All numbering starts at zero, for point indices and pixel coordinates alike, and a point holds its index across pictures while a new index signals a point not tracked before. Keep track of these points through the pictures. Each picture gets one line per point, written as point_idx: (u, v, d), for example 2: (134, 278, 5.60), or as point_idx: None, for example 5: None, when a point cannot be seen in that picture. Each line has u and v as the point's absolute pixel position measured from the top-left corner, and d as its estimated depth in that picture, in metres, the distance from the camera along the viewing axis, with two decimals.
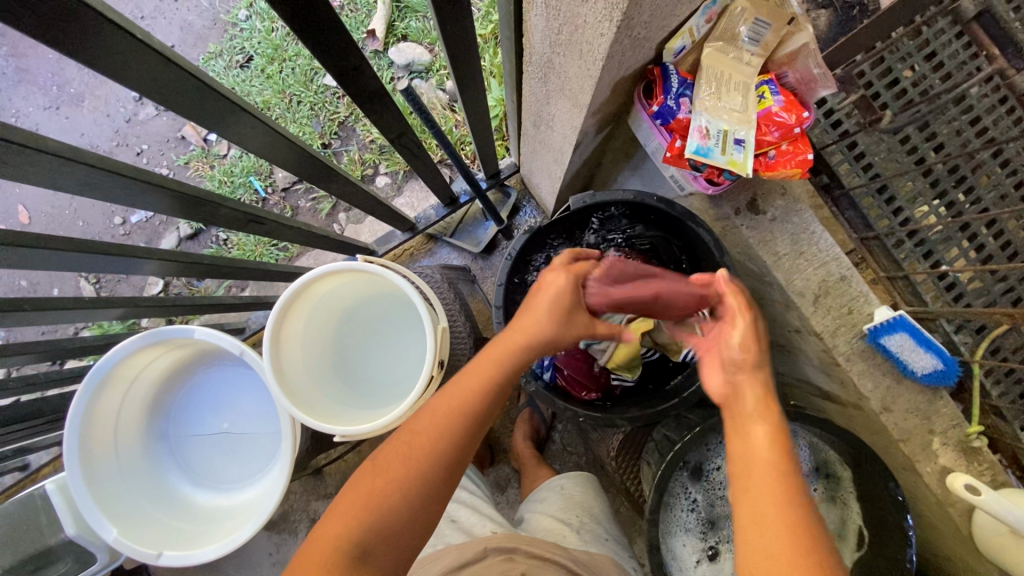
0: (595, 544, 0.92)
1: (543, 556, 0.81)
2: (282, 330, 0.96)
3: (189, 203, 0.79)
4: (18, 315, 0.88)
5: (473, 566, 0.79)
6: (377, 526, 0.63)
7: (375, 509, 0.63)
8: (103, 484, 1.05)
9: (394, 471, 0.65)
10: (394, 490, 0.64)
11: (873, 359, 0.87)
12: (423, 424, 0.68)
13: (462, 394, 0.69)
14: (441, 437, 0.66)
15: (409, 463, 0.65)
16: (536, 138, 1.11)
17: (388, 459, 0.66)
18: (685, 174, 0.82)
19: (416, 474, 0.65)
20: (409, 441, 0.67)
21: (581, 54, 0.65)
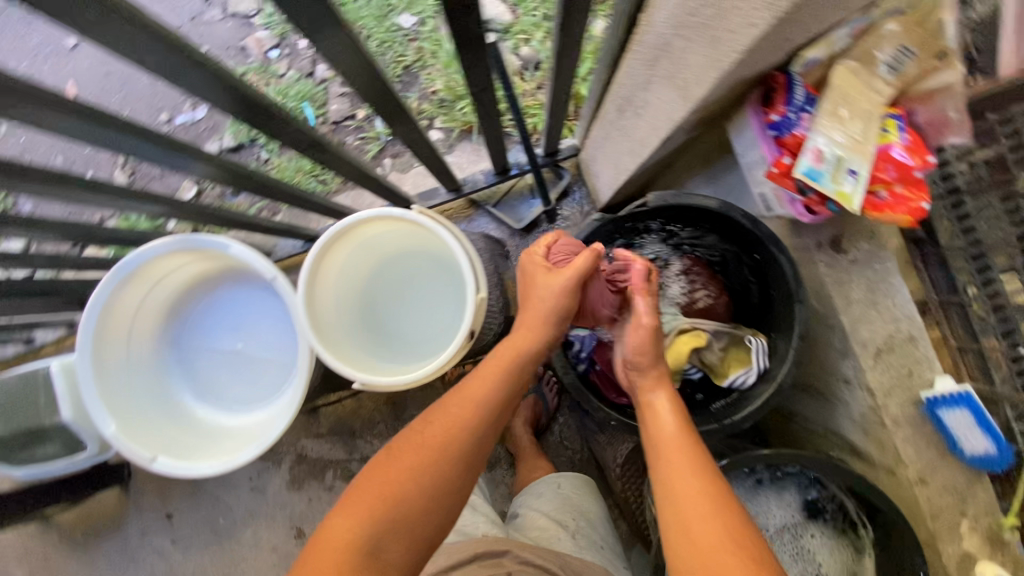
0: (590, 550, 0.89)
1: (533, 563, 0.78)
2: (320, 267, 0.94)
3: (256, 112, 0.77)
4: (67, 191, 0.86)
5: (464, 565, 0.77)
6: (390, 516, 0.68)
7: (390, 500, 0.69)
8: (112, 378, 1.06)
9: (406, 465, 0.71)
10: (407, 481, 0.70)
11: (921, 427, 0.84)
12: (435, 421, 0.75)
13: (468, 398, 0.76)
14: (450, 436, 0.73)
15: (419, 452, 0.72)
16: (615, 124, 1.06)
17: (402, 450, 0.73)
18: (781, 196, 0.76)
19: (427, 467, 0.71)
20: (419, 435, 0.74)
21: (713, 43, 0.61)
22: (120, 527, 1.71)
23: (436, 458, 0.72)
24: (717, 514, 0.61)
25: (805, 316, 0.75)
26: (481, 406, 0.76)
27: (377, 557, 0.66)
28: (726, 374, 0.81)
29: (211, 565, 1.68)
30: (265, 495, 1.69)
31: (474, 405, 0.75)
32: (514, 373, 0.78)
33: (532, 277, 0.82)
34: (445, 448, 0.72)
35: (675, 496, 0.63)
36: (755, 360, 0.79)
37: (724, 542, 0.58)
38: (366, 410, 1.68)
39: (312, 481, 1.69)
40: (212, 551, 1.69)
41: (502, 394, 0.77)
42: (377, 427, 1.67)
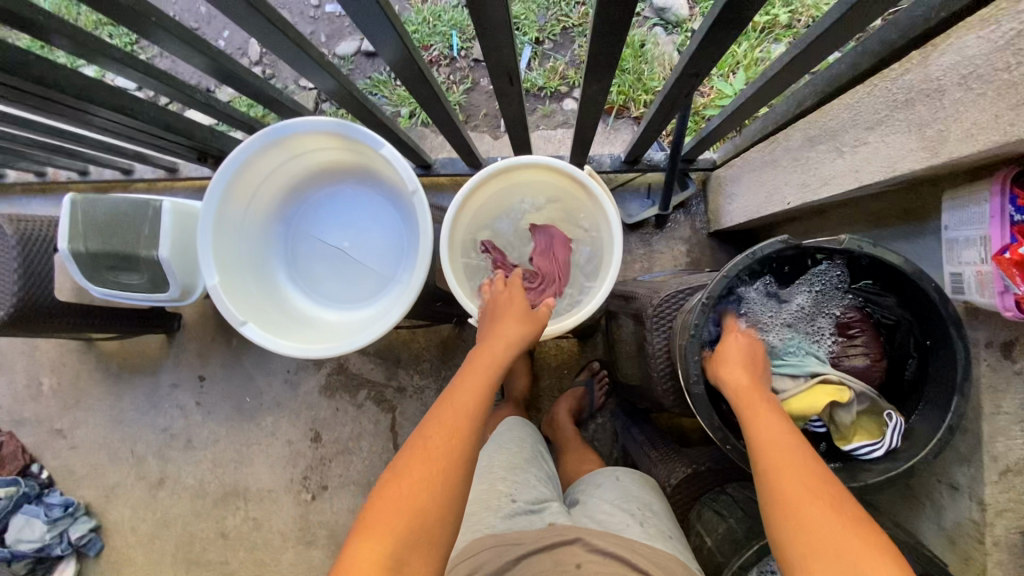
0: (659, 539, 0.86)
1: (605, 553, 0.78)
2: (468, 197, 0.94)
3: (487, 22, 0.77)
4: (276, 39, 0.87)
5: (531, 557, 0.79)
6: (414, 533, 0.63)
7: (408, 517, 0.64)
8: (227, 234, 1.06)
9: (418, 475, 0.67)
10: (422, 491, 0.66)
11: (1019, 557, 0.81)
12: (433, 426, 0.72)
13: (463, 399, 0.75)
14: (455, 440, 0.70)
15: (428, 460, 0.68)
16: (795, 153, 1.02)
17: (411, 463, 0.68)
18: (988, 285, 0.69)
19: (438, 475, 0.67)
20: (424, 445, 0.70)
21: (1017, 104, 0.57)
22: (153, 373, 1.76)
23: (447, 461, 0.68)
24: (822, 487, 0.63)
25: (963, 410, 0.73)
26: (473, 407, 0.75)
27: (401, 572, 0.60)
28: (850, 440, 0.79)
29: (225, 437, 1.72)
30: (297, 391, 1.71)
31: (466, 411, 0.73)
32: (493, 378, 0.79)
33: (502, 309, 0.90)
34: (452, 451, 0.69)
35: (784, 484, 0.64)
36: (887, 436, 0.77)
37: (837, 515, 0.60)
38: (418, 344, 1.69)
39: (344, 393, 1.71)
40: (230, 425, 1.72)
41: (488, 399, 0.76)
42: (422, 364, 1.68)
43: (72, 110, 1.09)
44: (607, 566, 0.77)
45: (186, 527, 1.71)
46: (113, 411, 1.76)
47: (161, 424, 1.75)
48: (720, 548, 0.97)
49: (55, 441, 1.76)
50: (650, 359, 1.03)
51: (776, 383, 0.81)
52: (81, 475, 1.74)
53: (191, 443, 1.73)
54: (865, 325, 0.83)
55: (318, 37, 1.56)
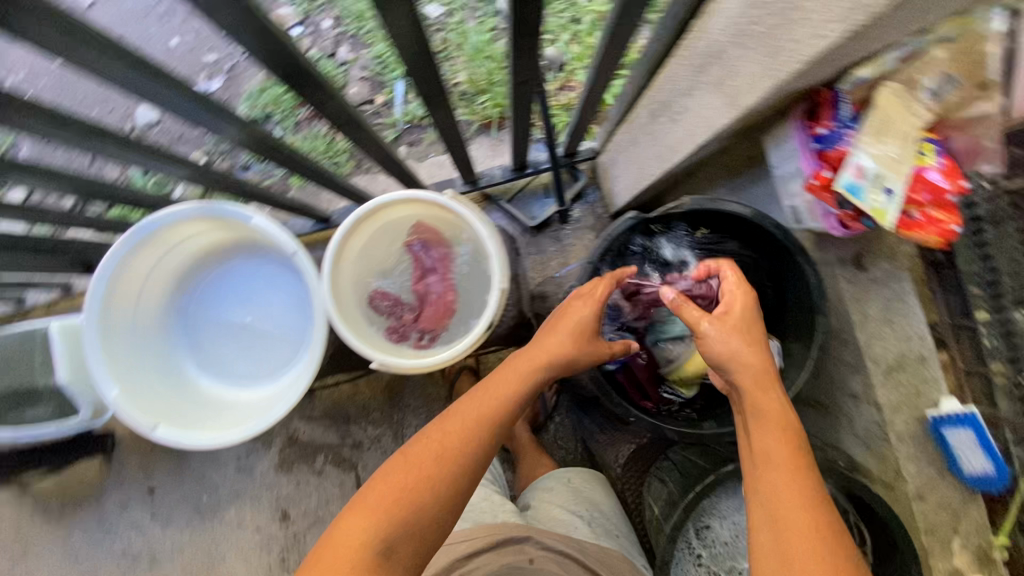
0: (605, 538, 0.91)
1: (554, 549, 0.82)
2: (345, 244, 0.95)
3: (306, 84, 0.77)
4: (98, 148, 0.82)
5: (479, 557, 0.80)
6: (402, 523, 0.70)
7: (401, 507, 0.71)
8: (117, 343, 1.04)
9: (423, 472, 0.74)
10: (424, 490, 0.73)
11: (923, 444, 0.87)
12: (451, 427, 0.78)
13: (487, 405, 0.81)
14: (467, 447, 0.77)
15: (435, 462, 0.74)
16: (646, 128, 1.07)
17: (416, 455, 0.76)
18: (814, 208, 0.78)
19: (446, 475, 0.74)
20: (440, 441, 0.77)
21: (774, 52, 0.63)
22: (97, 499, 1.66)
23: (451, 464, 0.75)
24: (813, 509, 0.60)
25: (828, 327, 0.78)
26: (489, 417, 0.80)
27: (390, 558, 0.69)
28: None
29: (190, 543, 1.65)
30: (253, 476, 1.66)
31: (482, 415, 0.80)
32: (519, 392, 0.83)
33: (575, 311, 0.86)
34: (461, 456, 0.76)
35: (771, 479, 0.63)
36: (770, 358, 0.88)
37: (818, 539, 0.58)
38: (363, 396, 1.67)
39: (301, 464, 1.67)
40: (193, 529, 1.65)
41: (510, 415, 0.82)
42: (372, 414, 1.67)
43: None
44: (556, 562, 0.81)
45: None
46: (64, 550, 1.66)
47: (119, 548, 1.65)
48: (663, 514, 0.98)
49: None
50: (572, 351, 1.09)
51: (672, 350, 0.93)
52: None
53: (156, 559, 1.65)
54: None
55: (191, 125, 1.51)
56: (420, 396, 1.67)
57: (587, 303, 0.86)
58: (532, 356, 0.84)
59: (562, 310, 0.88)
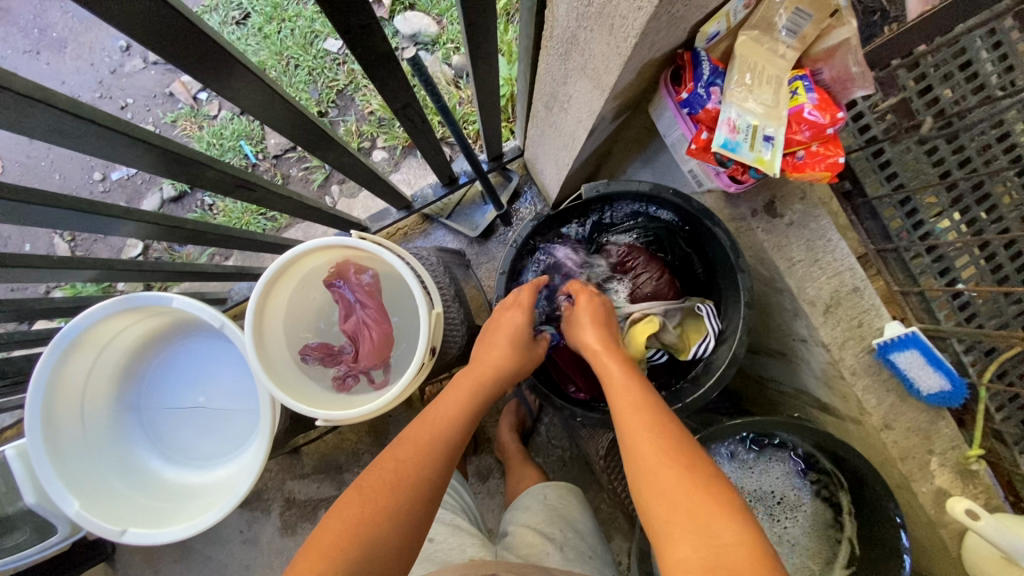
0: (577, 562, 0.90)
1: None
2: (267, 306, 0.93)
3: (171, 162, 0.76)
4: None
5: None
6: (363, 561, 0.61)
7: (362, 544, 0.62)
8: (67, 457, 1.02)
9: (378, 503, 0.66)
10: (381, 521, 0.64)
11: (879, 373, 0.85)
12: (406, 447, 0.71)
13: (438, 421, 0.75)
14: (423, 471, 0.69)
15: (393, 489, 0.67)
16: (546, 120, 1.06)
17: (373, 485, 0.67)
18: (707, 169, 0.77)
19: (401, 503, 0.66)
20: (393, 468, 0.69)
21: (611, 29, 0.62)
22: None
23: (412, 485, 0.68)
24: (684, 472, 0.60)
25: (749, 285, 0.77)
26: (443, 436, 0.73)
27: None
28: (687, 349, 0.86)
29: None
30: (259, 546, 1.64)
31: (438, 432, 0.73)
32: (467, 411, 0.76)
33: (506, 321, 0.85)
34: (416, 483, 0.68)
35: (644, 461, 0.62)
36: (709, 325, 0.84)
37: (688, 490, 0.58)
38: (350, 441, 1.66)
39: (305, 523, 1.64)
40: None
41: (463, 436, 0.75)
42: (363, 457, 1.65)
43: None
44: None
45: None
46: None
47: None
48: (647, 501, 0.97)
49: None
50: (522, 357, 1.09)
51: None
52: None
53: None
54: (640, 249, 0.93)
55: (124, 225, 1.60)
56: None
57: (520, 311, 0.85)
58: (473, 372, 0.81)
59: (494, 325, 0.87)
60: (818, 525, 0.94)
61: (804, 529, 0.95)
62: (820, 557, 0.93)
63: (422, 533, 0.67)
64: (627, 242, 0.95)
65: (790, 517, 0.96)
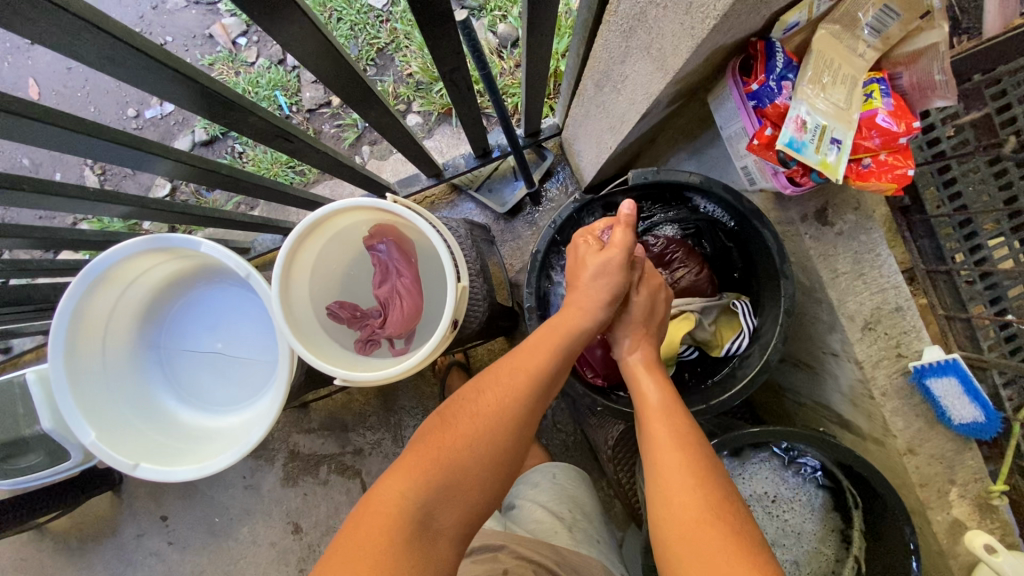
0: (585, 544, 0.90)
1: (527, 558, 0.81)
2: (296, 260, 0.92)
3: (217, 104, 0.75)
4: (17, 194, 0.81)
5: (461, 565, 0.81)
6: (446, 488, 0.64)
7: (444, 469, 0.65)
8: (88, 387, 1.03)
9: (460, 432, 0.68)
10: (462, 447, 0.66)
11: (910, 397, 0.83)
12: (491, 384, 0.71)
13: (531, 366, 0.72)
14: (504, 409, 0.69)
15: (474, 418, 0.68)
16: (594, 100, 1.03)
17: (456, 416, 0.69)
18: (764, 168, 0.73)
19: (484, 433, 0.67)
20: (475, 402, 0.70)
21: (688, 9, 0.58)
22: (115, 532, 1.70)
23: (499, 423, 0.68)
24: (693, 463, 0.64)
25: (791, 292, 0.74)
26: (531, 383, 0.71)
27: (429, 528, 0.62)
28: (721, 343, 0.84)
29: (209, 564, 1.67)
30: (260, 493, 1.67)
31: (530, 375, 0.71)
32: (566, 353, 0.75)
33: (585, 255, 0.80)
34: (502, 414, 0.68)
35: (661, 451, 0.66)
36: (743, 321, 0.82)
37: (690, 487, 0.62)
38: (358, 402, 1.67)
39: (306, 476, 1.67)
40: (209, 551, 1.68)
41: (556, 369, 0.73)
42: (369, 419, 1.66)
43: None
44: (530, 569, 0.79)
45: None
46: None
47: None
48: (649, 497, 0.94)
49: None
50: None
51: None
52: None
53: None
54: (680, 244, 0.89)
55: None
56: (414, 397, 1.66)
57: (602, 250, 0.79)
58: (566, 319, 0.77)
59: (580, 262, 0.80)
60: (816, 509, 0.94)
61: (806, 517, 0.94)
62: (830, 538, 0.93)
63: (508, 468, 0.69)
64: (667, 234, 0.90)
65: (789, 509, 0.94)
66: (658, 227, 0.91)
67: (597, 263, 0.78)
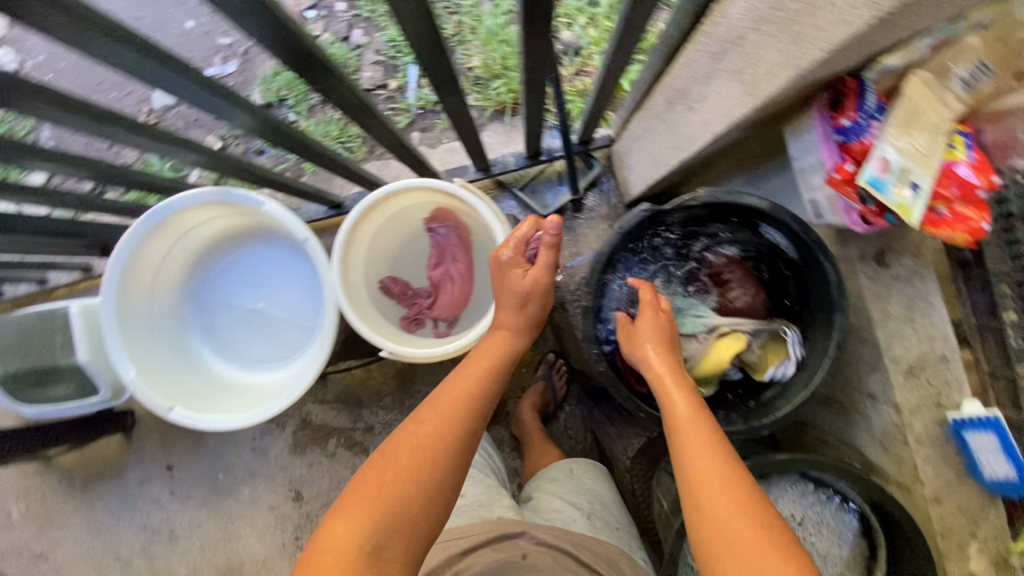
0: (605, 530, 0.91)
1: (548, 544, 0.82)
2: (358, 233, 0.95)
3: (315, 68, 0.77)
4: (113, 128, 0.83)
5: (479, 548, 0.81)
6: (393, 518, 0.66)
7: (392, 499, 0.67)
8: (133, 328, 1.05)
9: (402, 466, 0.69)
10: (407, 478, 0.69)
11: (943, 447, 0.85)
12: (429, 413, 0.75)
13: (462, 393, 0.78)
14: (442, 434, 0.72)
15: (414, 451, 0.71)
16: (661, 117, 1.04)
17: (397, 449, 0.71)
18: (838, 203, 0.76)
19: (427, 462, 0.70)
20: (415, 435, 0.72)
21: (797, 38, 0.60)
22: (120, 475, 1.72)
23: (438, 450, 0.71)
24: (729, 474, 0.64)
25: (844, 325, 0.76)
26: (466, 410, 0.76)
27: (381, 556, 0.64)
28: (765, 369, 0.84)
29: (207, 520, 1.69)
30: (267, 457, 1.69)
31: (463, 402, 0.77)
32: (493, 377, 0.81)
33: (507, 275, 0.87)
34: (442, 442, 0.72)
35: (695, 463, 0.65)
36: (789, 351, 0.82)
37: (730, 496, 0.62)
38: (374, 381, 1.69)
39: (314, 446, 1.69)
40: (209, 506, 1.69)
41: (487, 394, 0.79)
42: (384, 398, 1.68)
43: None
44: (551, 556, 0.80)
45: None
46: (89, 522, 1.72)
47: (140, 522, 1.71)
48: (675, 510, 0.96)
49: (36, 567, 1.71)
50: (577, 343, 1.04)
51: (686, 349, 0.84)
52: None
53: (174, 534, 1.69)
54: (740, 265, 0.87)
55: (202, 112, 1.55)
56: (430, 383, 1.68)
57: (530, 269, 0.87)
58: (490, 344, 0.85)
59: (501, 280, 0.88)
60: (845, 534, 0.93)
61: (835, 543, 0.93)
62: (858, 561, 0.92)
63: (452, 494, 0.72)
64: (728, 253, 0.88)
65: (818, 531, 0.93)
66: (721, 246, 0.89)
67: (520, 291, 0.86)
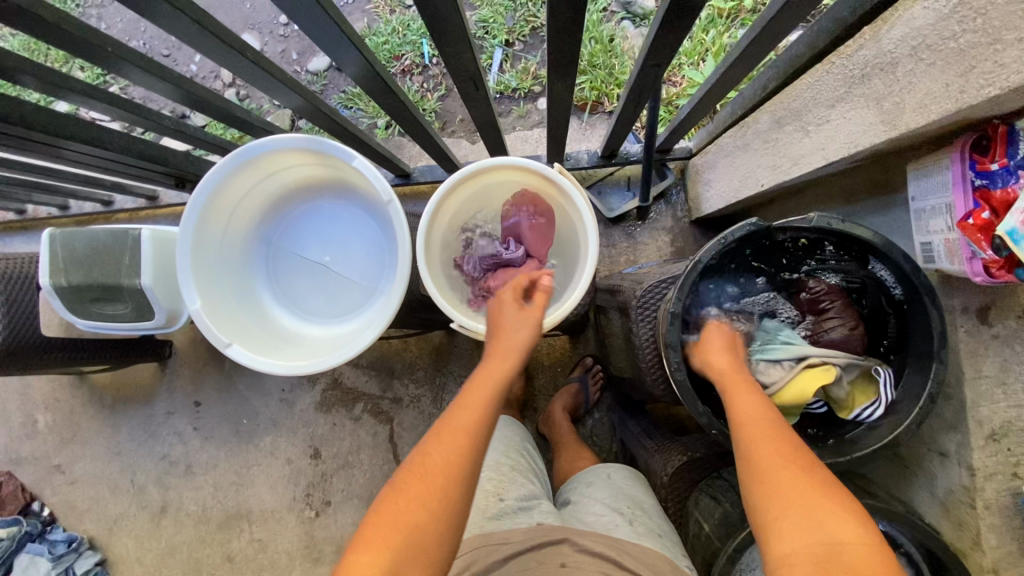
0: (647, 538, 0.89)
1: (591, 551, 0.81)
2: (445, 204, 0.96)
3: (446, 28, 0.76)
4: (238, 60, 0.83)
5: (521, 555, 0.81)
6: (408, 546, 0.63)
7: (405, 528, 0.64)
8: (206, 260, 1.06)
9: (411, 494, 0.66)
10: (417, 508, 0.65)
11: (1012, 519, 0.82)
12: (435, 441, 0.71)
13: (468, 412, 0.73)
14: (451, 459, 0.69)
15: (420, 480, 0.67)
16: (764, 135, 1.02)
17: (405, 481, 0.68)
18: (961, 251, 0.72)
19: (436, 492, 0.66)
20: (421, 464, 0.69)
21: (965, 71, 0.58)
22: (148, 403, 1.75)
23: (443, 476, 0.67)
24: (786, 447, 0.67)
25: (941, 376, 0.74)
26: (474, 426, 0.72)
27: None
28: (852, 406, 0.82)
29: (224, 461, 1.71)
30: (293, 410, 1.70)
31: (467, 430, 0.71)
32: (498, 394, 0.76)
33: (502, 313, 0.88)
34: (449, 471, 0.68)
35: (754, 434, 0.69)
36: (881, 391, 0.80)
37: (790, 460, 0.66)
38: (410, 353, 1.70)
39: (340, 408, 1.70)
40: (229, 448, 1.71)
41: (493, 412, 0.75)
42: (416, 372, 1.69)
43: (47, 146, 1.08)
44: (595, 564, 0.79)
45: (192, 553, 1.69)
46: (111, 443, 1.75)
47: (160, 452, 1.73)
48: (717, 533, 0.99)
49: (53, 477, 1.74)
50: (639, 350, 1.01)
51: (768, 373, 0.83)
52: (83, 510, 1.73)
53: (191, 469, 1.72)
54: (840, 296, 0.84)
55: (289, 56, 1.57)
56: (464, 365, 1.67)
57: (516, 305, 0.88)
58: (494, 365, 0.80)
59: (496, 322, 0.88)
60: None
61: None
62: None
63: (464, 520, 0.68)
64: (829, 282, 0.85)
65: None
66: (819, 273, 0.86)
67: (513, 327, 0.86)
